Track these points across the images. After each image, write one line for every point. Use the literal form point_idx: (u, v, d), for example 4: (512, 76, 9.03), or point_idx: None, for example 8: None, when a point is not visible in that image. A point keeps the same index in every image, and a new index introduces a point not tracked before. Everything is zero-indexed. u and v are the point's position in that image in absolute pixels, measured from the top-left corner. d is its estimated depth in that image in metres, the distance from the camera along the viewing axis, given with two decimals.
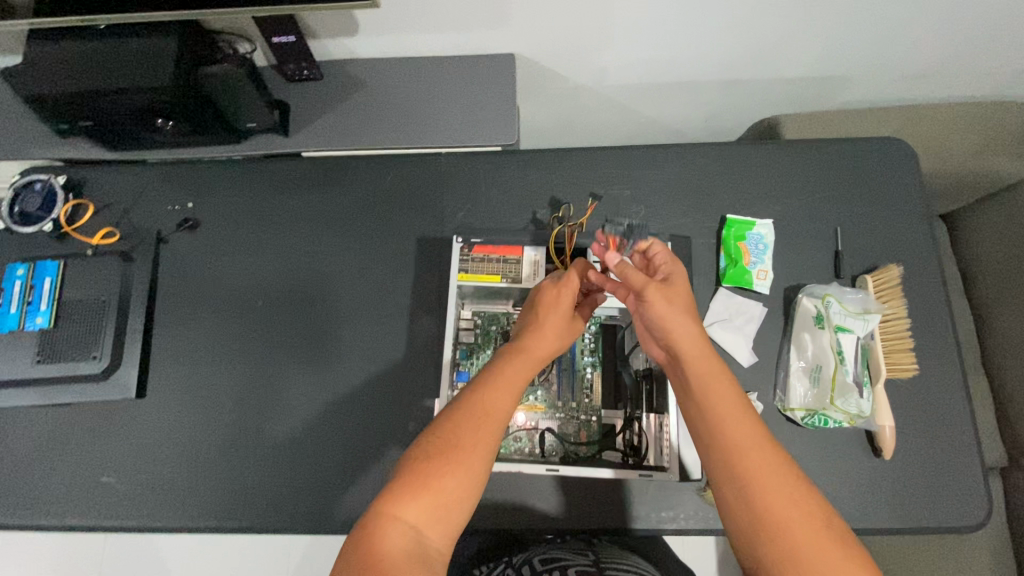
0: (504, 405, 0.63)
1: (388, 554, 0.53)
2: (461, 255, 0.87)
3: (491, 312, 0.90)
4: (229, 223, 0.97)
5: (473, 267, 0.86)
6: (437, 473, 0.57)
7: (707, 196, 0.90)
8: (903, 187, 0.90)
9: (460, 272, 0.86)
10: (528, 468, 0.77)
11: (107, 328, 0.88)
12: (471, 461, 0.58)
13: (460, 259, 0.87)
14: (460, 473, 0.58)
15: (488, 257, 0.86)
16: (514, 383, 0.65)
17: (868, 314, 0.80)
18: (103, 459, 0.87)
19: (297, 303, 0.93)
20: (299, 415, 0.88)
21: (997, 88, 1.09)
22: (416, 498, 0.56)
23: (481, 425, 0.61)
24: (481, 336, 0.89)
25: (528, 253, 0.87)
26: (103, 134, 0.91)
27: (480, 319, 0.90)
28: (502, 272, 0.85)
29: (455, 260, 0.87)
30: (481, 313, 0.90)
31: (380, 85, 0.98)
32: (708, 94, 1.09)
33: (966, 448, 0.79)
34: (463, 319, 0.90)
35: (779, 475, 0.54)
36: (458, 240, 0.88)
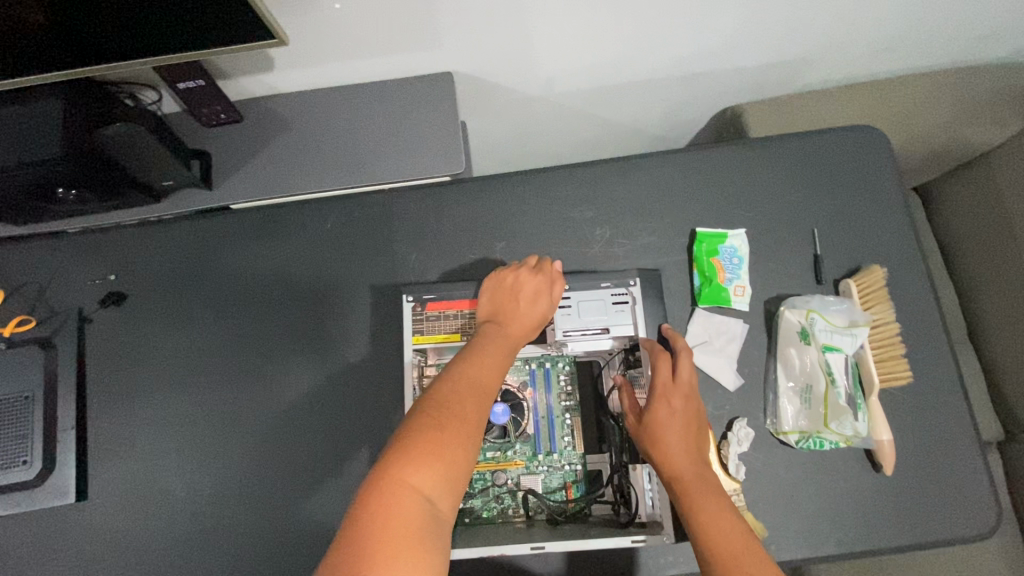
0: (495, 375, 0.62)
1: (399, 522, 0.49)
2: (414, 315, 0.80)
3: None
4: (159, 291, 0.88)
5: (428, 327, 0.79)
6: (443, 441, 0.54)
7: (674, 210, 0.84)
8: (878, 178, 0.84)
9: (414, 335, 0.79)
10: (507, 549, 0.68)
11: (35, 428, 0.78)
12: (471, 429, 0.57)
13: (413, 319, 0.80)
14: (465, 442, 0.55)
15: (445, 313, 0.79)
16: (499, 357, 0.64)
17: (855, 328, 0.75)
18: (51, 572, 0.79)
19: (244, 372, 0.85)
20: (260, 497, 0.80)
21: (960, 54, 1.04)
22: (424, 465, 0.53)
23: (478, 396, 0.59)
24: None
25: None
26: (2, 212, 0.82)
27: None
28: (461, 329, 0.78)
29: (408, 321, 0.79)
30: None
31: (307, 122, 0.89)
32: (663, 91, 1.02)
33: (967, 449, 0.75)
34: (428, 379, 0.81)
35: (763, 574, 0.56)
36: (408, 298, 0.80)
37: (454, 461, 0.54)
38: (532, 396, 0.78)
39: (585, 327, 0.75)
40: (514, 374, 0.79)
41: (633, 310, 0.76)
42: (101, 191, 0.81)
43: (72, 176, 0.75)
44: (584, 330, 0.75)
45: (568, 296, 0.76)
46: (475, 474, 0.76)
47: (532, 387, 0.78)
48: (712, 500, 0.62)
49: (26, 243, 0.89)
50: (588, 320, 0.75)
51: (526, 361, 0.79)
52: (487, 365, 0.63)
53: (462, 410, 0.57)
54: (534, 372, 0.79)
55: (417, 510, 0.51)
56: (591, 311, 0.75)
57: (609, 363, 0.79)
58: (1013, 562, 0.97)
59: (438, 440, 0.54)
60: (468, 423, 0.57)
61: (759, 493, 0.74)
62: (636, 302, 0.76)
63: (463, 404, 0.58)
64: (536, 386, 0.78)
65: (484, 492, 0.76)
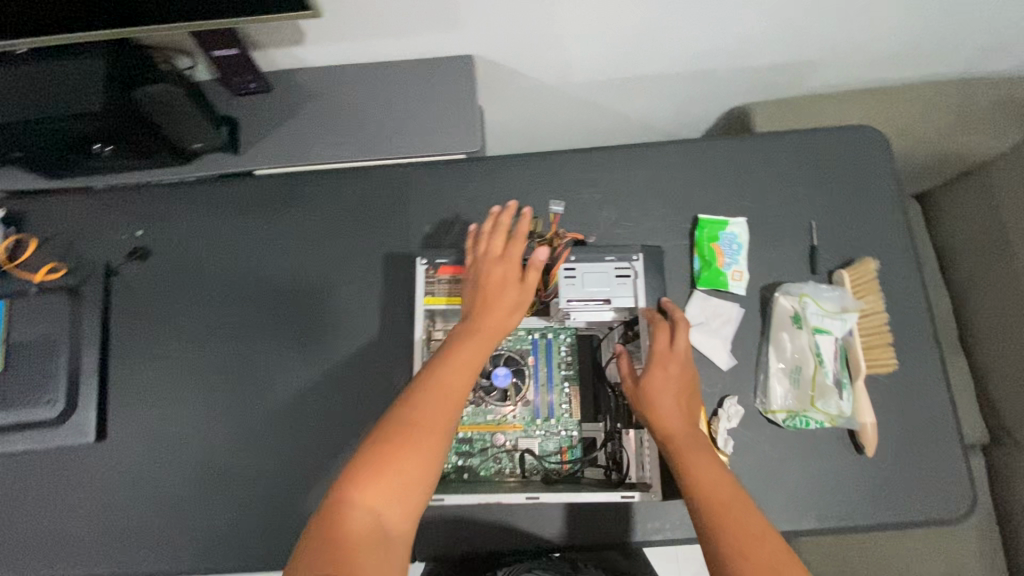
0: (459, 380, 0.64)
1: (348, 538, 0.54)
2: (426, 278, 0.84)
3: None
4: (183, 249, 0.92)
5: (440, 289, 0.83)
6: (401, 456, 0.58)
7: (679, 197, 0.87)
8: (875, 177, 0.88)
9: (426, 296, 0.83)
10: (506, 498, 0.73)
11: (60, 370, 0.83)
12: (427, 444, 0.60)
13: (426, 282, 0.84)
14: (425, 453, 0.59)
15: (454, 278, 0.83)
16: (465, 360, 0.66)
17: (845, 313, 0.79)
18: (67, 508, 0.84)
19: (260, 330, 0.89)
20: (270, 449, 0.84)
21: (966, 65, 1.07)
22: (378, 483, 0.57)
23: (442, 403, 0.63)
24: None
25: None
26: (41, 164, 0.86)
27: None
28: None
29: (421, 283, 0.83)
30: None
31: (332, 95, 0.93)
32: (675, 86, 1.05)
33: (947, 438, 0.79)
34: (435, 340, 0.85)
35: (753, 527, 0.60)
36: (423, 261, 0.84)
37: (411, 474, 0.58)
38: (534, 365, 0.82)
39: (587, 297, 0.78)
40: (517, 344, 0.83)
41: (634, 284, 0.79)
42: (136, 148, 0.85)
43: (110, 130, 0.79)
44: (586, 299, 0.78)
45: (574, 265, 0.79)
46: (476, 434, 0.80)
47: (534, 357, 0.82)
48: (703, 464, 0.66)
49: (59, 198, 0.94)
50: (591, 290, 0.78)
51: (529, 332, 0.83)
52: (458, 367, 0.66)
53: (424, 419, 0.61)
54: (537, 342, 0.83)
55: (370, 527, 0.55)
56: (595, 281, 0.78)
57: (609, 336, 0.83)
58: (988, 556, 1.01)
59: (394, 456, 0.58)
60: (430, 433, 0.60)
61: (746, 468, 0.78)
62: (638, 277, 0.80)
63: (426, 415, 0.61)
64: (538, 355, 0.82)
65: (484, 453, 0.80)
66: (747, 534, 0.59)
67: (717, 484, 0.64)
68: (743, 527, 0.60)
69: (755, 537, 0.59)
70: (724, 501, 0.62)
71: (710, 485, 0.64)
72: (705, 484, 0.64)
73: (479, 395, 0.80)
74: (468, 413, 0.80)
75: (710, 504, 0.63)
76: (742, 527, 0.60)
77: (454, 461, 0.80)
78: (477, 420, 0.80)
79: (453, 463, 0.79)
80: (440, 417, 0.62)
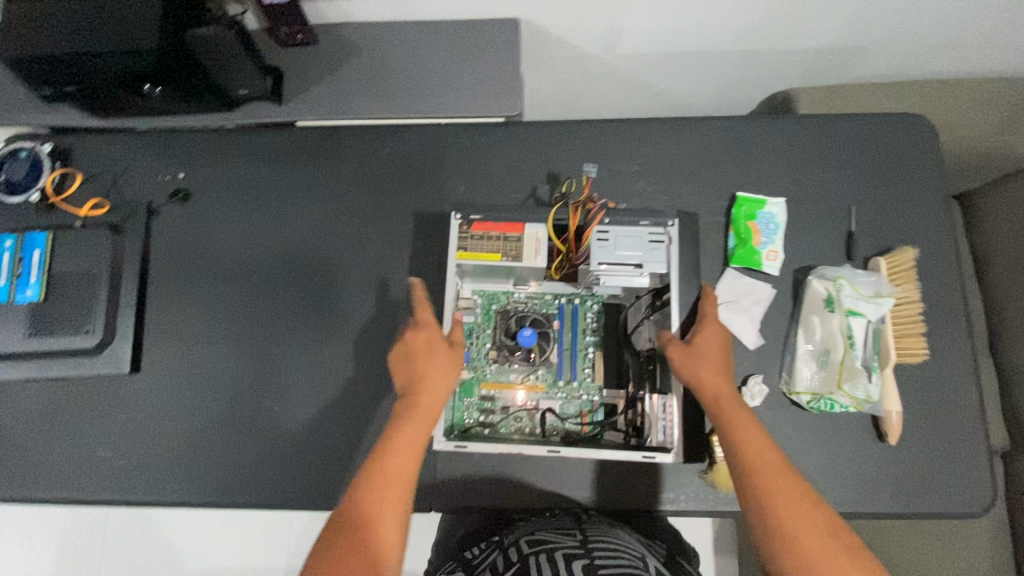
0: (402, 462, 0.68)
1: None
2: (459, 233, 0.81)
3: (492, 291, 0.85)
4: (222, 195, 0.94)
5: (472, 246, 0.81)
6: (356, 544, 0.62)
7: (717, 173, 0.87)
8: (920, 167, 0.86)
9: (459, 251, 0.80)
10: (527, 450, 0.75)
11: (98, 303, 0.86)
12: (383, 526, 0.64)
13: (458, 237, 0.81)
14: (384, 534, 0.64)
15: (488, 235, 0.80)
16: (408, 442, 0.69)
17: (880, 297, 0.78)
18: (99, 435, 0.87)
19: (293, 279, 0.90)
20: (295, 393, 0.87)
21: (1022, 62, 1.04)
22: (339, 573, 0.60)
23: (391, 489, 0.66)
24: (483, 316, 0.84)
25: (530, 230, 0.80)
26: (91, 101, 0.87)
27: (480, 299, 0.85)
28: (502, 251, 0.79)
29: (454, 238, 0.81)
30: (481, 293, 0.85)
31: (376, 51, 0.93)
32: (719, 65, 1.04)
33: (972, 433, 0.78)
34: (463, 298, 0.84)
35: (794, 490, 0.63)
36: (456, 216, 0.82)
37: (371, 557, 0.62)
38: (558, 329, 0.83)
39: (617, 261, 0.78)
40: (543, 308, 0.84)
41: (668, 250, 0.78)
42: (183, 94, 0.87)
43: (159, 72, 0.80)
44: (617, 263, 0.78)
45: (607, 228, 0.79)
46: (496, 394, 0.81)
47: (559, 321, 0.84)
48: (750, 430, 0.68)
49: (106, 136, 0.96)
50: (622, 254, 0.78)
51: (555, 297, 0.85)
52: (403, 447, 0.69)
53: (377, 505, 0.65)
54: (563, 308, 0.84)
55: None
56: (627, 245, 0.78)
57: (636, 305, 0.83)
58: (999, 560, 1.00)
59: (354, 543, 0.62)
60: (384, 519, 0.64)
61: None
62: (672, 243, 0.79)
63: (379, 498, 0.65)
64: (563, 320, 0.84)
65: (506, 411, 0.81)
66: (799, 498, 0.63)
67: (765, 449, 0.66)
68: (795, 490, 0.63)
69: (805, 502, 0.63)
70: (774, 466, 0.65)
71: (759, 450, 0.66)
72: (756, 450, 0.66)
73: (504, 355, 0.82)
74: (492, 372, 0.82)
75: (762, 469, 0.65)
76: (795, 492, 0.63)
77: (476, 418, 0.81)
78: (500, 379, 0.82)
79: (475, 420, 0.81)
80: (392, 500, 0.66)
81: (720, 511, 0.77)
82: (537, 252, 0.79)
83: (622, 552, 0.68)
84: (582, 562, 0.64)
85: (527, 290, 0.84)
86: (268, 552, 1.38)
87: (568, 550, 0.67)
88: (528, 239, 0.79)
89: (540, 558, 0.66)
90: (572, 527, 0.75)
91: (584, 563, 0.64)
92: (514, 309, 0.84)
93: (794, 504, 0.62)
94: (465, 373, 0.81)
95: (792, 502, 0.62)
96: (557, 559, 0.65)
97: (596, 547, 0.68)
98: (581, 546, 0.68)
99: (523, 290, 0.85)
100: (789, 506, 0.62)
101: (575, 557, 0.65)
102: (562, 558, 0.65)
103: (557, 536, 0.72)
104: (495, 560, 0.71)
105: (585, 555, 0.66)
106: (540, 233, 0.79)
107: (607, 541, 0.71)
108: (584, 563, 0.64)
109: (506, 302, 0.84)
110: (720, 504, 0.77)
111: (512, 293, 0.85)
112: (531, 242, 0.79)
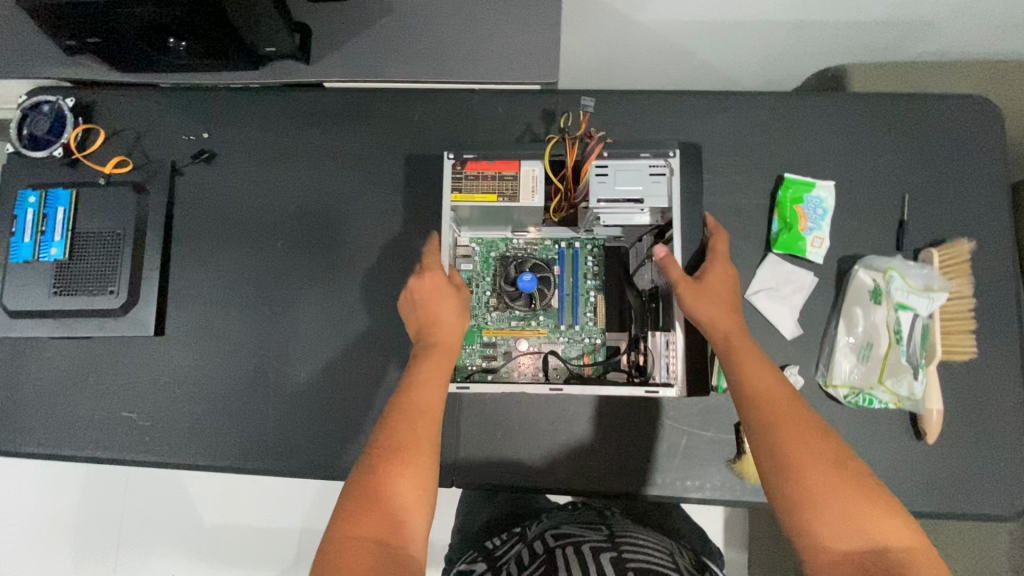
0: (434, 397, 0.64)
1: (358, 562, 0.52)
2: (453, 173, 0.75)
3: (490, 238, 0.82)
4: (246, 156, 0.91)
5: (466, 186, 0.75)
6: (388, 479, 0.57)
7: (764, 153, 0.82)
8: (982, 156, 0.81)
9: (451, 193, 0.75)
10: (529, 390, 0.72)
11: (123, 262, 0.85)
12: (418, 459, 0.59)
13: (451, 177, 0.75)
14: (418, 468, 0.59)
15: (483, 174, 0.75)
16: (434, 380, 0.66)
17: (932, 293, 0.74)
18: (123, 395, 0.87)
19: (317, 246, 0.88)
20: (319, 361, 0.86)
21: None
22: (371, 509, 0.55)
23: (418, 423, 0.62)
24: (481, 264, 0.81)
25: (527, 167, 0.74)
26: (114, 53, 0.83)
27: (478, 247, 0.82)
28: (498, 191, 0.74)
29: (446, 179, 0.75)
30: (479, 240, 0.82)
31: (409, 9, 0.87)
32: (770, 35, 0.97)
33: (1014, 436, 0.75)
34: (460, 247, 0.82)
35: (801, 421, 0.58)
36: (449, 155, 0.76)
37: (405, 496, 0.57)
38: (559, 274, 0.80)
39: (617, 197, 0.71)
40: (543, 253, 0.82)
41: (670, 182, 0.71)
42: (212, 48, 0.83)
43: (188, 21, 0.76)
44: (617, 200, 0.71)
45: (605, 162, 0.72)
46: (497, 339, 0.79)
47: (560, 267, 0.80)
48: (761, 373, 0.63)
49: (129, 90, 0.93)
50: (623, 190, 0.71)
51: (555, 242, 0.82)
52: (423, 385, 0.65)
53: (407, 441, 0.60)
54: (563, 252, 0.81)
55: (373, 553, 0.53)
56: (627, 181, 0.71)
57: (637, 247, 0.81)
58: None
59: (384, 481, 0.57)
60: (416, 454, 0.59)
61: None
62: (674, 174, 0.71)
63: (408, 435, 0.60)
64: (564, 265, 0.80)
65: (508, 356, 0.79)
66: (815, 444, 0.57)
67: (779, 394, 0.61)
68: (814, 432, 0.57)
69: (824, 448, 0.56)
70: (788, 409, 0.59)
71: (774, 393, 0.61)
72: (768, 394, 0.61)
73: (505, 302, 0.79)
74: (493, 318, 0.80)
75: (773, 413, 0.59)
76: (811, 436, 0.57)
77: (478, 365, 0.79)
78: (502, 325, 0.79)
79: (477, 366, 0.79)
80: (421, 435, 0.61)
81: (745, 501, 0.76)
82: (535, 190, 0.74)
83: (650, 548, 0.68)
84: (609, 555, 0.64)
85: (526, 236, 0.81)
86: (284, 513, 1.40)
87: (595, 544, 0.67)
88: (524, 176, 0.74)
89: (566, 550, 0.66)
90: (597, 523, 0.76)
91: (611, 556, 0.64)
92: (513, 255, 0.81)
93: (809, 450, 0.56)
94: None
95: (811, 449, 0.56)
96: (583, 551, 0.65)
97: (623, 542, 0.69)
98: (608, 539, 0.69)
99: (521, 236, 0.82)
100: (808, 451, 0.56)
101: (602, 550, 0.66)
102: (588, 550, 0.66)
103: (582, 530, 0.72)
104: (520, 553, 0.72)
105: (613, 548, 0.66)
106: (537, 169, 0.73)
107: (634, 537, 0.71)
108: (612, 556, 0.64)
109: (504, 248, 0.82)
110: (746, 494, 0.76)
111: (510, 239, 0.82)
112: (527, 180, 0.74)
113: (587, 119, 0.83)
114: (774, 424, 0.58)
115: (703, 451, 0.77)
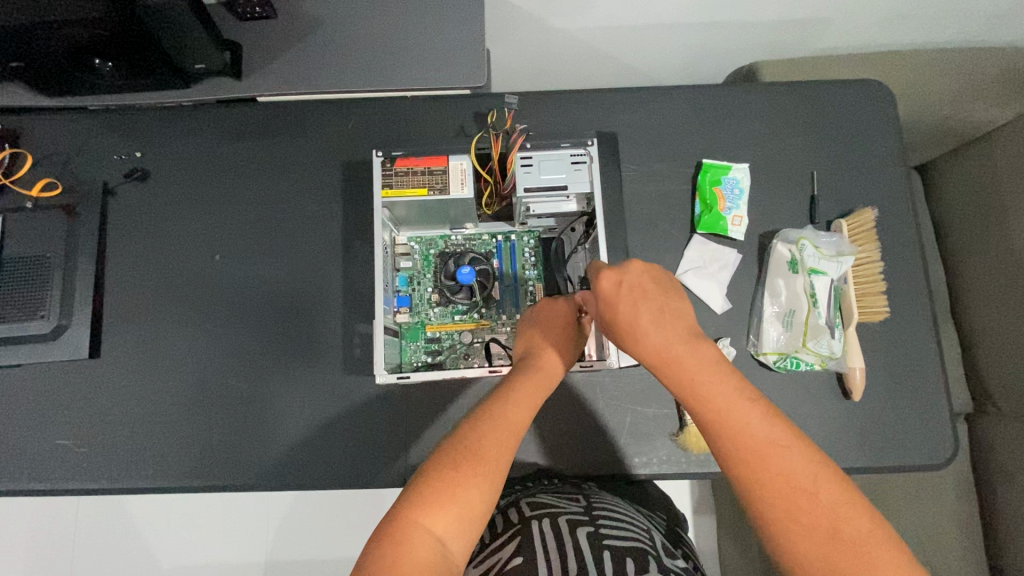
0: (523, 412, 0.59)
1: (414, 564, 0.47)
2: (383, 171, 0.78)
3: (428, 236, 0.85)
4: (181, 174, 0.91)
5: (397, 182, 0.78)
6: (458, 478, 0.52)
7: (683, 143, 0.87)
8: (880, 136, 0.88)
9: (382, 188, 0.77)
10: (469, 372, 0.76)
11: (54, 286, 0.83)
12: (490, 472, 0.53)
13: (381, 174, 0.78)
14: (493, 480, 0.53)
15: (413, 170, 0.78)
16: (526, 400, 0.60)
17: (842, 257, 0.81)
18: (57, 421, 0.84)
19: (257, 257, 0.89)
20: (261, 370, 0.85)
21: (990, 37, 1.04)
22: (444, 504, 0.50)
23: (502, 436, 0.56)
24: (421, 262, 0.85)
25: (455, 162, 0.78)
26: (40, 78, 0.80)
27: (417, 245, 0.85)
28: (428, 184, 0.77)
29: (377, 176, 0.77)
30: (418, 239, 0.85)
31: (335, 22, 0.87)
32: (687, 36, 1.03)
33: (933, 389, 0.80)
34: (399, 246, 0.85)
35: (781, 460, 0.50)
36: (378, 154, 0.78)
37: (473, 497, 0.51)
38: (499, 267, 0.84)
39: (542, 184, 0.76)
40: (481, 248, 0.85)
41: (590, 168, 0.77)
42: (141, 68, 0.81)
43: (111, 41, 0.72)
44: (542, 188, 0.76)
45: (529, 153, 0.77)
46: (444, 334, 0.82)
47: (498, 259, 0.85)
48: (778, 482, 0.50)
49: (58, 115, 0.92)
50: (547, 178, 0.76)
51: (492, 236, 0.86)
52: (513, 401, 0.59)
53: (489, 447, 0.54)
54: (500, 245, 0.85)
55: (434, 552, 0.49)
56: (550, 169, 0.76)
57: (570, 235, 0.85)
58: (965, 518, 1.02)
59: (455, 478, 0.52)
60: (494, 463, 0.54)
61: None
62: (594, 162, 0.77)
63: (494, 442, 0.55)
64: (502, 257, 0.85)
65: (452, 349, 0.82)
66: (831, 536, 0.47)
67: (806, 502, 0.49)
68: (833, 541, 0.47)
69: (865, 538, 0.47)
70: (800, 495, 0.49)
71: (783, 468, 0.50)
72: (773, 471, 0.50)
73: (447, 297, 0.82)
74: (436, 314, 0.83)
75: (773, 506, 0.49)
76: (839, 531, 0.47)
77: (423, 360, 0.82)
78: (445, 320, 0.82)
79: (423, 361, 0.82)
80: (504, 447, 0.55)
81: (692, 474, 0.78)
82: (463, 183, 0.77)
83: (625, 523, 0.69)
84: (586, 533, 0.65)
85: (464, 232, 0.85)
86: (247, 545, 1.33)
87: (572, 517, 0.67)
88: (453, 170, 0.77)
89: (542, 524, 0.66)
90: (573, 490, 0.76)
91: (587, 533, 0.65)
92: (452, 250, 0.85)
93: (829, 550, 0.47)
94: (408, 318, 0.82)
95: (846, 546, 0.47)
96: (560, 526, 0.66)
97: (601, 515, 0.69)
98: (585, 512, 0.69)
99: (460, 232, 0.85)
100: (827, 556, 0.47)
101: (578, 525, 0.66)
102: (565, 525, 0.66)
103: (560, 500, 0.72)
104: (494, 521, 0.72)
105: (589, 522, 0.67)
106: (464, 163, 0.77)
107: (610, 508, 0.71)
108: (589, 533, 0.65)
109: (443, 246, 0.85)
110: (691, 466, 0.78)
111: (449, 236, 0.85)
112: (456, 173, 0.77)
113: (512, 116, 0.87)
114: (752, 484, 0.51)
115: (649, 429, 0.79)
